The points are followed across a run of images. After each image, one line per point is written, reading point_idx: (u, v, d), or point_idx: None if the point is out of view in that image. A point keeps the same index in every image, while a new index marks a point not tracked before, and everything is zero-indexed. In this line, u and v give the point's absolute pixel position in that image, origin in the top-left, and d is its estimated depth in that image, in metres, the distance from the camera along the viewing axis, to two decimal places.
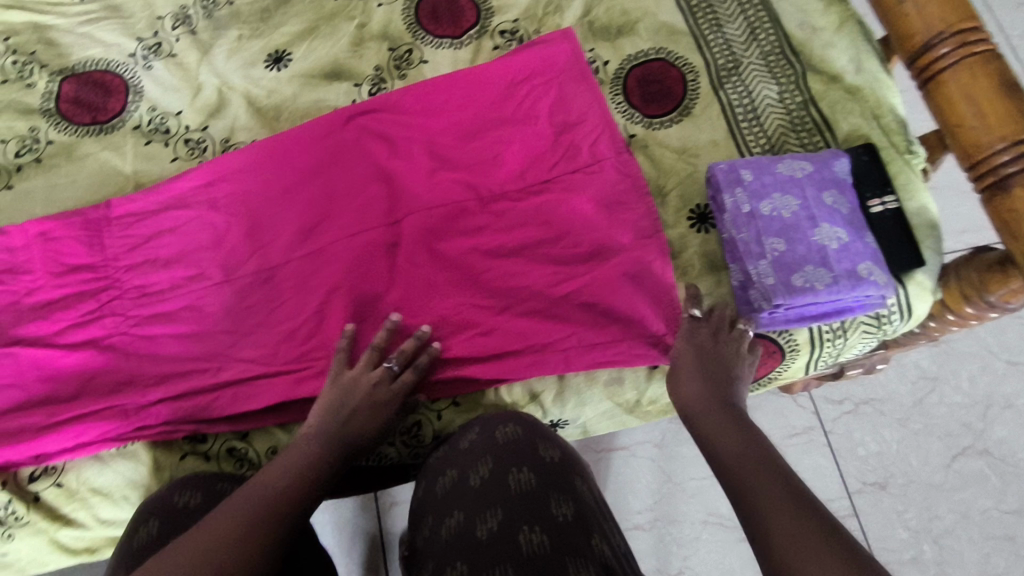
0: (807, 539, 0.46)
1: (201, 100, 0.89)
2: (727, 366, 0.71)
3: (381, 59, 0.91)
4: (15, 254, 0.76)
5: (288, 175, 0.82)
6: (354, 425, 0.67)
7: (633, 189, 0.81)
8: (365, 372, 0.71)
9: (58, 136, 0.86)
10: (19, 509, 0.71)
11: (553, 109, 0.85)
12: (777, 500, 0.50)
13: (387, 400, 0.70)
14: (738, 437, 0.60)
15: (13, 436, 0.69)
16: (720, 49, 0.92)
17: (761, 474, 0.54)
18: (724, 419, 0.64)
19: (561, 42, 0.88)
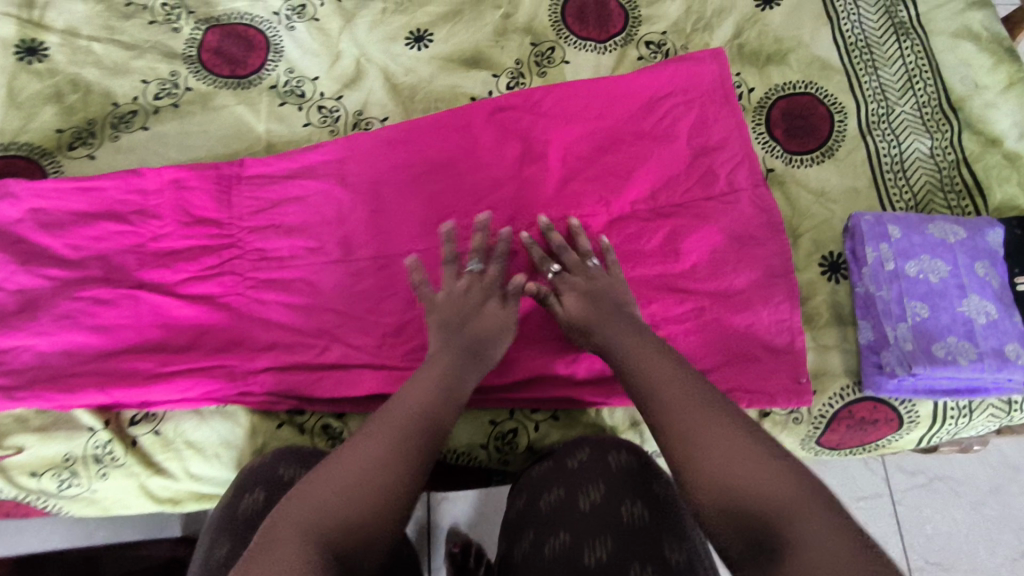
0: (735, 451, 0.49)
1: (339, 69, 0.88)
2: (620, 294, 0.70)
3: (522, 53, 0.89)
4: (146, 197, 0.77)
5: (419, 161, 0.81)
6: (467, 330, 0.65)
7: (767, 226, 0.78)
8: (455, 282, 0.70)
9: (196, 84, 0.86)
10: (117, 450, 0.72)
11: (694, 129, 0.82)
12: (703, 411, 0.53)
13: (483, 295, 0.69)
14: (669, 371, 0.58)
15: (125, 380, 0.70)
16: (872, 93, 0.88)
17: (690, 410, 0.53)
18: (625, 323, 0.66)
19: (710, 62, 0.84)
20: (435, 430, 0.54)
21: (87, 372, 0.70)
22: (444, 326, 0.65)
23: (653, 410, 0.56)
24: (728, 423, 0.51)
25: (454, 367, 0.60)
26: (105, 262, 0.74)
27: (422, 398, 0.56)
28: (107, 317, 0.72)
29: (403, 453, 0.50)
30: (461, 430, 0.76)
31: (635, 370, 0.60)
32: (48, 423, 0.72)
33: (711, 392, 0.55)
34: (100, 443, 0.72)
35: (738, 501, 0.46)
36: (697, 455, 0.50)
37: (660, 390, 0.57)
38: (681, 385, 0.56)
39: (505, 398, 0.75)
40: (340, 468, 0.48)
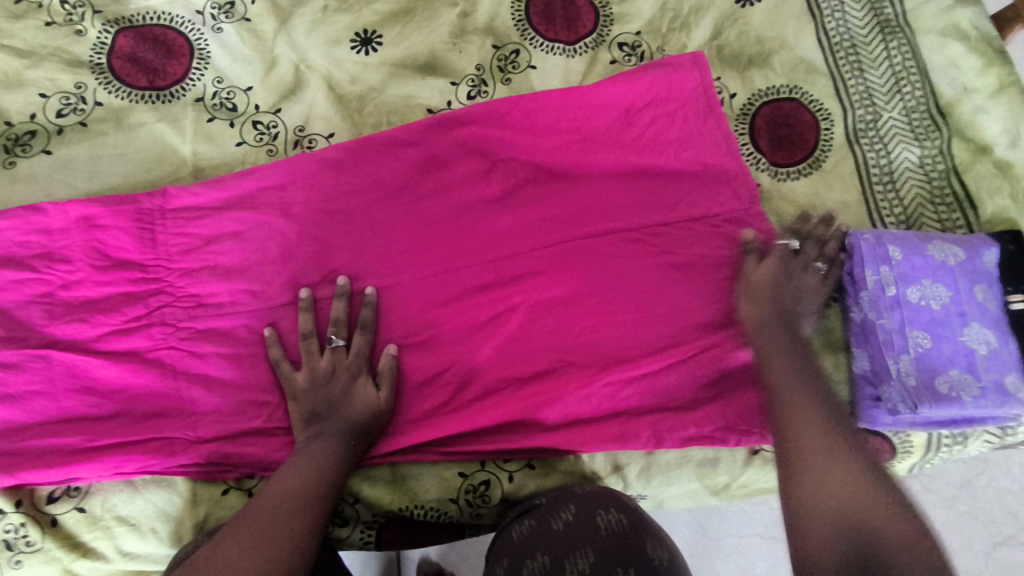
0: (866, 492, 0.53)
1: (276, 77, 0.77)
2: (800, 298, 0.69)
3: (483, 57, 0.80)
4: (53, 239, 0.66)
5: (373, 186, 0.72)
6: (338, 416, 0.62)
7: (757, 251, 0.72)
8: (315, 364, 0.65)
9: (107, 98, 0.74)
10: (33, 534, 0.62)
11: (674, 144, 0.75)
12: (830, 442, 0.57)
13: (350, 374, 0.65)
14: (807, 399, 0.61)
15: (41, 457, 0.61)
16: (859, 98, 0.82)
17: (840, 450, 0.57)
18: (785, 339, 0.66)
19: (690, 68, 0.77)
20: (308, 513, 0.55)
21: None
22: (315, 421, 0.62)
23: (782, 428, 0.60)
24: (832, 447, 0.57)
25: (332, 449, 0.60)
26: (6, 317, 0.64)
27: (286, 491, 0.56)
28: (13, 385, 0.62)
29: (293, 520, 0.54)
30: (427, 484, 0.69)
31: (773, 380, 0.64)
32: None
33: (831, 418, 0.60)
34: (13, 526, 0.62)
35: (842, 517, 0.52)
36: (819, 462, 0.56)
37: (787, 400, 0.62)
38: (822, 425, 0.59)
39: (473, 448, 0.67)
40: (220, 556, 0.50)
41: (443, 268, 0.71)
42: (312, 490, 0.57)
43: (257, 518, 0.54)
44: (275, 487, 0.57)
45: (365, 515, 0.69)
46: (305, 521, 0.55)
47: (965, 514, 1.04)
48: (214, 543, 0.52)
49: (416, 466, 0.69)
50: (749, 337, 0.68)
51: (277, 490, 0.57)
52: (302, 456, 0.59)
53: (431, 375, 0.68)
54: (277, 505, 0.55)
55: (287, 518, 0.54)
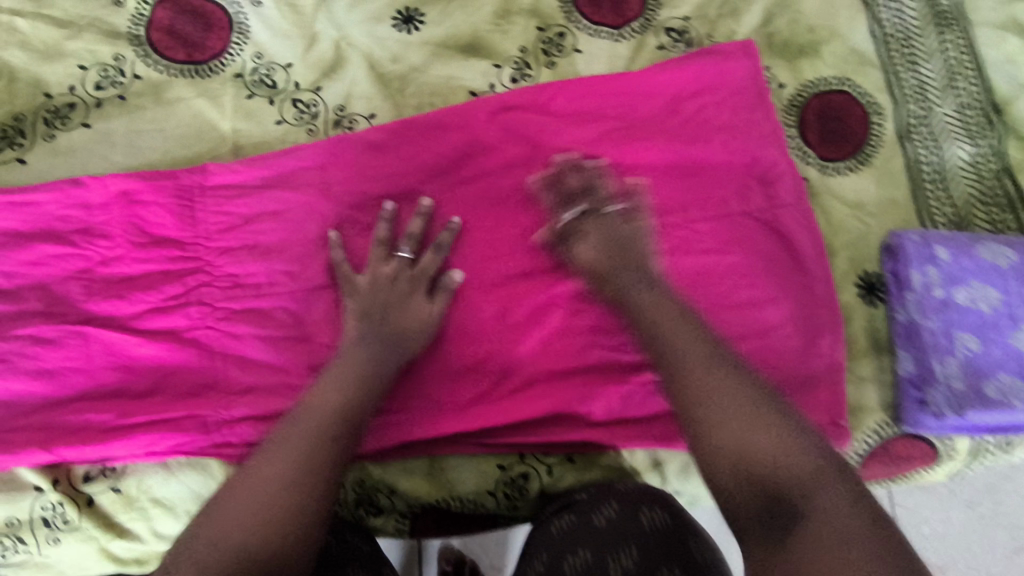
0: (760, 426, 0.48)
1: (316, 53, 0.76)
2: (642, 237, 0.66)
3: (527, 39, 0.78)
4: (92, 213, 0.65)
5: (414, 170, 0.71)
6: (390, 325, 0.63)
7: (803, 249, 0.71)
8: (379, 267, 0.65)
9: (146, 71, 0.73)
10: (71, 513, 0.62)
11: (723, 134, 0.73)
12: (727, 378, 0.52)
13: (411, 287, 0.65)
14: (688, 332, 0.56)
15: (77, 434, 0.60)
16: (912, 92, 0.80)
17: (709, 385, 0.51)
18: (642, 283, 0.62)
19: (741, 57, 0.75)
20: (348, 429, 0.56)
21: (31, 428, 0.60)
22: (373, 325, 0.63)
23: (666, 366, 0.55)
24: (734, 394, 0.50)
25: (365, 357, 0.61)
26: (45, 292, 0.63)
27: (324, 412, 0.56)
28: (52, 361, 0.62)
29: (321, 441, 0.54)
30: (465, 475, 0.69)
31: (671, 335, 0.56)
32: None
33: (711, 343, 0.55)
34: (51, 504, 0.62)
35: (743, 455, 0.47)
36: (710, 411, 0.50)
37: (676, 349, 0.55)
38: (700, 354, 0.54)
39: (515, 441, 0.68)
40: (267, 471, 0.51)
41: (485, 256, 0.70)
42: (344, 407, 0.57)
43: (276, 447, 0.53)
44: (301, 412, 0.56)
45: (401, 505, 0.69)
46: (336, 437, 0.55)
47: (991, 520, 1.03)
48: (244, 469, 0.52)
49: (455, 458, 0.69)
50: (603, 287, 0.64)
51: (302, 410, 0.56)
52: (335, 373, 0.59)
53: (473, 363, 0.68)
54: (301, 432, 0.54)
55: (330, 437, 0.54)
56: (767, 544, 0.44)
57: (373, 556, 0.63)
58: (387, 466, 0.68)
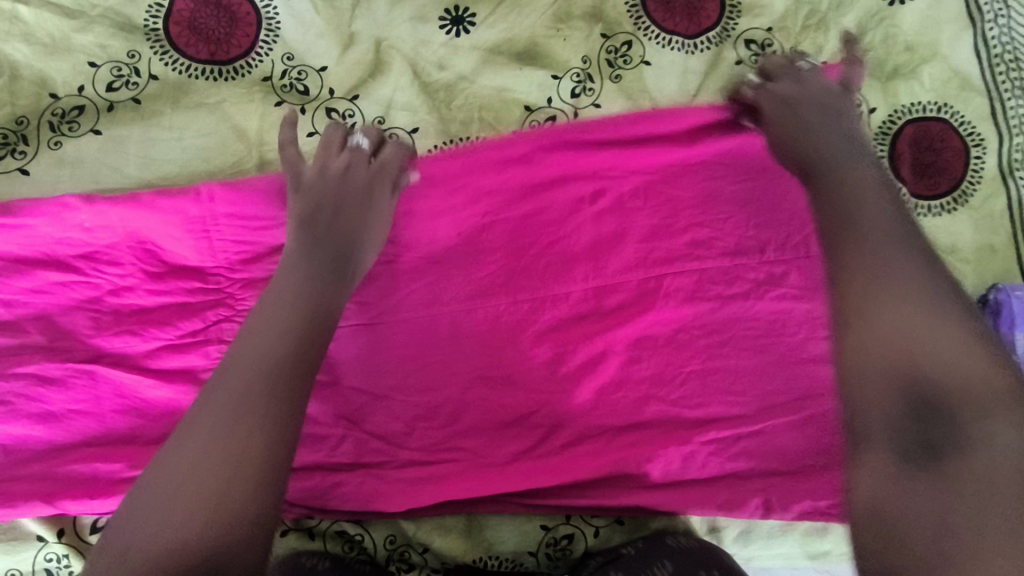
0: (937, 331, 0.41)
1: (354, 56, 0.67)
2: (844, 112, 0.59)
3: (590, 47, 0.70)
4: (98, 238, 0.58)
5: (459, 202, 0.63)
6: (342, 224, 0.56)
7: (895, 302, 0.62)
8: (333, 159, 0.59)
9: (164, 71, 0.65)
10: (76, 567, 0.56)
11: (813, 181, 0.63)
12: (907, 270, 0.44)
13: (368, 184, 0.59)
14: (874, 217, 0.48)
15: (81, 485, 0.54)
16: (1019, 123, 0.71)
17: (883, 271, 0.44)
18: (841, 157, 0.54)
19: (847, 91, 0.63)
20: (289, 359, 0.47)
21: (31, 477, 0.54)
22: (323, 222, 0.56)
23: (833, 245, 0.48)
24: (904, 290, 0.43)
25: (310, 272, 0.53)
26: (49, 325, 0.57)
27: (265, 346, 0.47)
28: (56, 402, 0.55)
29: (249, 388, 0.44)
30: (505, 534, 0.62)
31: (861, 211, 0.49)
32: None
33: (901, 232, 0.47)
34: (55, 556, 0.56)
35: (905, 352, 0.41)
36: (870, 301, 0.44)
37: (846, 232, 0.48)
38: (878, 242, 0.46)
39: (563, 502, 0.60)
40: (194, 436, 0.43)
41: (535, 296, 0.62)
42: (284, 335, 0.48)
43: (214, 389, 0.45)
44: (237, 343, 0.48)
45: (434, 562, 0.62)
46: (273, 371, 0.46)
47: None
48: (193, 412, 0.44)
49: (494, 516, 0.62)
50: (787, 153, 0.58)
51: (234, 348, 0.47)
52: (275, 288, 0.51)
53: (520, 415, 0.61)
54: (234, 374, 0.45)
55: (266, 375, 0.45)
56: (891, 458, 0.39)
57: None
58: (420, 522, 0.61)
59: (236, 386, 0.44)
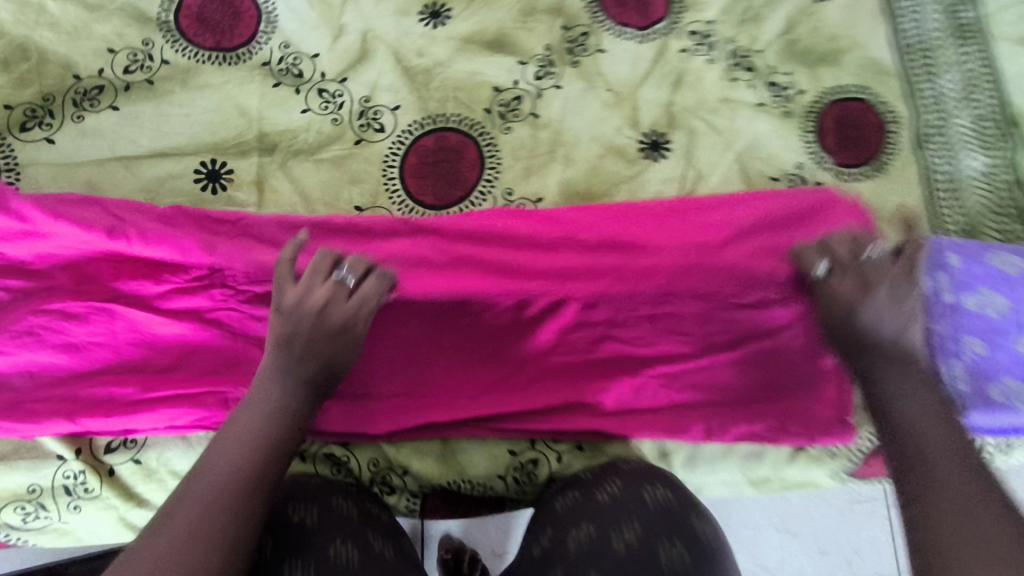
0: None
1: (343, 45, 0.76)
2: (898, 299, 0.54)
3: (552, 38, 0.79)
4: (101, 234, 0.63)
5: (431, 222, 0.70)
6: (314, 357, 0.55)
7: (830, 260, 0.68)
8: (315, 288, 0.57)
9: (175, 57, 0.73)
10: (91, 482, 0.63)
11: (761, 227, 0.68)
12: (984, 519, 0.41)
13: (342, 321, 0.56)
14: (944, 449, 0.45)
15: (99, 407, 0.61)
16: (927, 102, 0.82)
17: (964, 513, 0.42)
18: (901, 368, 0.52)
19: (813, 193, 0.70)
20: (256, 485, 0.48)
21: (54, 398, 0.61)
22: (292, 352, 0.55)
23: (905, 472, 0.45)
24: (996, 548, 0.39)
25: (280, 407, 0.52)
26: (74, 271, 0.64)
27: (235, 458, 0.49)
28: (78, 335, 0.62)
29: (212, 514, 0.45)
30: (476, 459, 0.69)
31: (929, 459, 0.45)
32: (8, 452, 0.63)
33: (977, 475, 0.44)
34: (72, 473, 0.63)
35: None
36: (955, 557, 0.40)
37: (912, 460, 0.46)
38: (946, 471, 0.44)
39: (528, 426, 0.69)
40: (140, 556, 0.43)
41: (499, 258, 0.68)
42: (255, 456, 0.49)
43: (179, 501, 0.46)
44: (213, 454, 0.49)
45: (412, 485, 0.70)
46: (248, 502, 0.47)
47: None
48: (147, 533, 0.44)
49: (466, 442, 0.69)
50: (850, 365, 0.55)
51: (204, 460, 0.49)
52: (243, 421, 0.51)
53: (489, 351, 0.69)
54: (200, 504, 0.46)
55: (206, 543, 0.44)
56: None
57: (388, 525, 0.64)
58: (399, 446, 0.69)
59: (206, 493, 0.46)
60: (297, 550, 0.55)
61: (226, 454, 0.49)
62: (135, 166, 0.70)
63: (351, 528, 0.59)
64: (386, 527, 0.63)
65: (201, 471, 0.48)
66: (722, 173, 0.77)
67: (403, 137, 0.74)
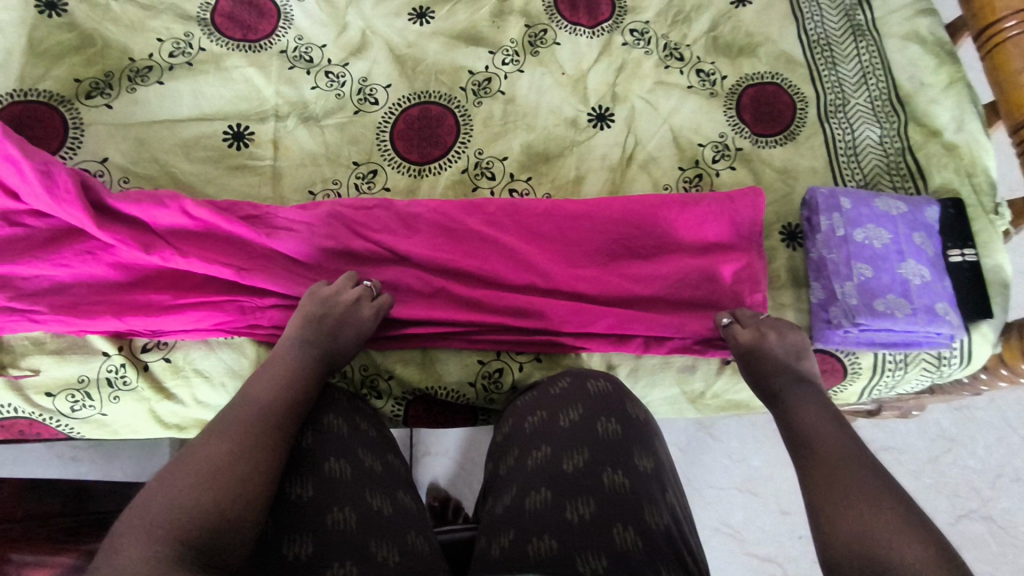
0: (878, 508, 0.51)
1: (346, 38, 0.94)
2: (795, 348, 0.74)
3: (518, 34, 0.96)
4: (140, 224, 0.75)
5: (410, 207, 0.82)
6: (337, 339, 0.72)
7: (741, 211, 0.82)
8: (346, 289, 0.75)
9: (210, 45, 0.91)
10: (130, 375, 0.76)
11: (693, 236, 0.82)
12: (852, 470, 0.55)
13: (367, 316, 0.74)
14: (827, 428, 0.61)
15: (139, 309, 0.74)
16: (830, 85, 0.97)
17: (838, 462, 0.57)
18: (796, 385, 0.69)
19: (748, 200, 0.82)
20: (279, 426, 0.60)
21: (103, 302, 0.75)
22: (322, 329, 0.71)
23: (801, 452, 0.61)
24: (855, 486, 0.54)
25: (307, 383, 0.66)
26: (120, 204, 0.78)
27: (264, 404, 0.61)
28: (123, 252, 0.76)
29: (247, 451, 0.56)
30: (450, 368, 0.82)
31: (807, 434, 0.62)
32: (64, 347, 0.76)
33: (849, 439, 0.59)
34: (114, 366, 0.76)
35: (858, 539, 0.49)
36: (831, 500, 0.54)
37: (803, 445, 0.61)
38: (827, 443, 0.59)
39: (492, 337, 0.81)
40: (187, 467, 0.53)
41: (466, 210, 0.82)
42: (285, 404, 0.62)
43: (218, 434, 0.57)
44: (244, 403, 0.61)
45: (397, 390, 0.82)
46: (273, 444, 0.58)
47: (930, 486, 1.17)
48: (194, 450, 0.55)
49: (442, 352, 0.82)
50: (764, 392, 0.72)
51: (245, 401, 0.61)
52: (264, 385, 0.63)
53: (455, 273, 0.81)
54: (235, 432, 0.57)
55: (245, 462, 0.55)
56: None
57: (375, 417, 0.73)
58: (386, 354, 0.82)
59: (239, 431, 0.57)
60: (308, 422, 0.66)
61: (257, 403, 0.61)
62: (176, 128, 0.87)
63: (347, 413, 0.69)
64: (371, 416, 0.72)
65: (236, 411, 0.60)
66: (658, 140, 0.92)
67: (393, 109, 0.91)
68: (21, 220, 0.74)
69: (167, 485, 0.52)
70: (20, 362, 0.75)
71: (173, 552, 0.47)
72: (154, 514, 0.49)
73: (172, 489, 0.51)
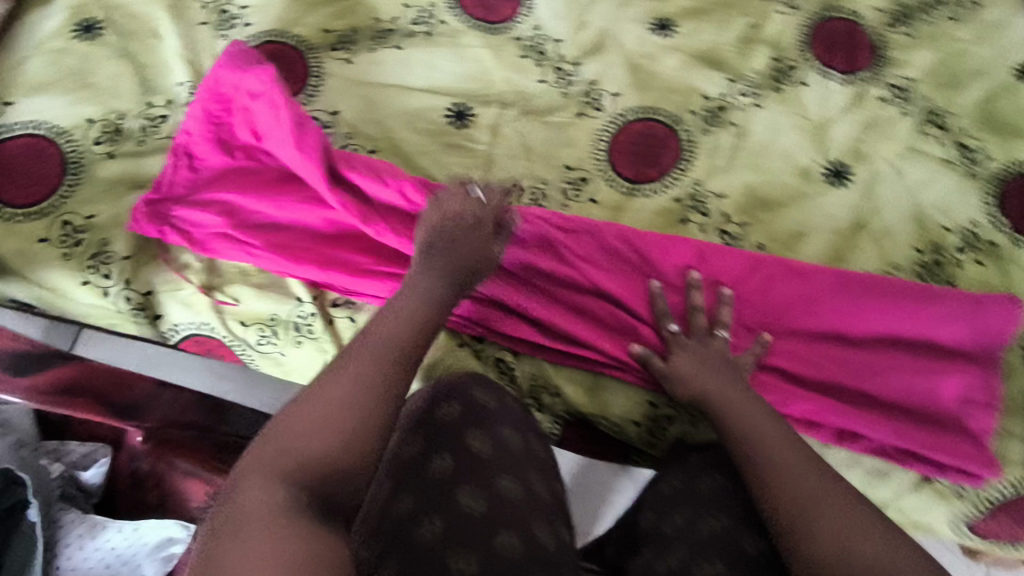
0: (851, 518, 0.56)
1: (583, 37, 0.91)
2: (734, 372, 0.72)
3: (762, 66, 0.89)
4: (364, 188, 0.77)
5: (614, 232, 0.79)
6: (451, 257, 0.70)
7: (981, 322, 0.74)
8: (453, 200, 0.74)
9: (451, 20, 0.91)
10: (317, 325, 0.78)
11: (920, 334, 0.75)
12: (812, 480, 0.60)
13: (480, 228, 0.73)
14: (777, 437, 0.64)
15: (342, 266, 0.76)
16: None
17: (805, 479, 0.60)
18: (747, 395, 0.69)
19: (996, 310, 0.74)
20: (400, 361, 0.56)
21: (311, 250, 0.77)
22: (435, 266, 0.68)
23: (754, 462, 0.63)
24: (814, 493, 0.58)
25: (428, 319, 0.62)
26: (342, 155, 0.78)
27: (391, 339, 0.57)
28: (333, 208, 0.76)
29: (371, 391, 0.52)
30: (617, 401, 0.78)
31: (764, 454, 0.63)
32: (266, 283, 0.78)
33: (797, 447, 0.63)
34: (304, 313, 0.78)
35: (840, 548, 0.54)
36: (803, 516, 0.57)
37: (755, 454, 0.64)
38: (783, 453, 0.62)
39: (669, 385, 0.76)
40: (310, 406, 0.50)
41: (671, 250, 0.79)
42: (406, 339, 0.58)
43: (340, 367, 0.53)
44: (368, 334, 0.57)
45: (559, 408, 0.79)
46: (396, 383, 0.54)
47: None
48: (318, 385, 0.52)
49: (614, 383, 0.78)
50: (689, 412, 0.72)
51: (369, 335, 0.57)
52: (391, 319, 0.60)
53: (648, 310, 0.77)
54: (361, 365, 0.53)
55: (369, 406, 0.51)
56: None
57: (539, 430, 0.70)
58: (559, 369, 0.79)
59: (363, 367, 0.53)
60: (473, 420, 0.63)
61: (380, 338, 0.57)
62: (404, 95, 0.88)
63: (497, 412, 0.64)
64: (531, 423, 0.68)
65: (361, 342, 0.56)
66: (898, 212, 0.83)
67: (617, 119, 0.87)
68: (258, 156, 0.79)
69: (288, 427, 0.49)
70: (224, 287, 0.78)
71: (302, 500, 0.45)
72: (280, 459, 0.47)
73: (295, 430, 0.49)
